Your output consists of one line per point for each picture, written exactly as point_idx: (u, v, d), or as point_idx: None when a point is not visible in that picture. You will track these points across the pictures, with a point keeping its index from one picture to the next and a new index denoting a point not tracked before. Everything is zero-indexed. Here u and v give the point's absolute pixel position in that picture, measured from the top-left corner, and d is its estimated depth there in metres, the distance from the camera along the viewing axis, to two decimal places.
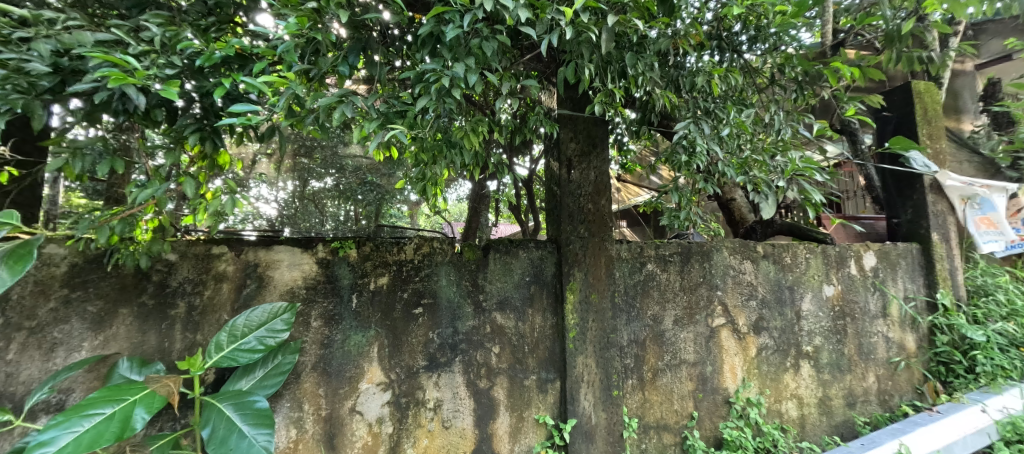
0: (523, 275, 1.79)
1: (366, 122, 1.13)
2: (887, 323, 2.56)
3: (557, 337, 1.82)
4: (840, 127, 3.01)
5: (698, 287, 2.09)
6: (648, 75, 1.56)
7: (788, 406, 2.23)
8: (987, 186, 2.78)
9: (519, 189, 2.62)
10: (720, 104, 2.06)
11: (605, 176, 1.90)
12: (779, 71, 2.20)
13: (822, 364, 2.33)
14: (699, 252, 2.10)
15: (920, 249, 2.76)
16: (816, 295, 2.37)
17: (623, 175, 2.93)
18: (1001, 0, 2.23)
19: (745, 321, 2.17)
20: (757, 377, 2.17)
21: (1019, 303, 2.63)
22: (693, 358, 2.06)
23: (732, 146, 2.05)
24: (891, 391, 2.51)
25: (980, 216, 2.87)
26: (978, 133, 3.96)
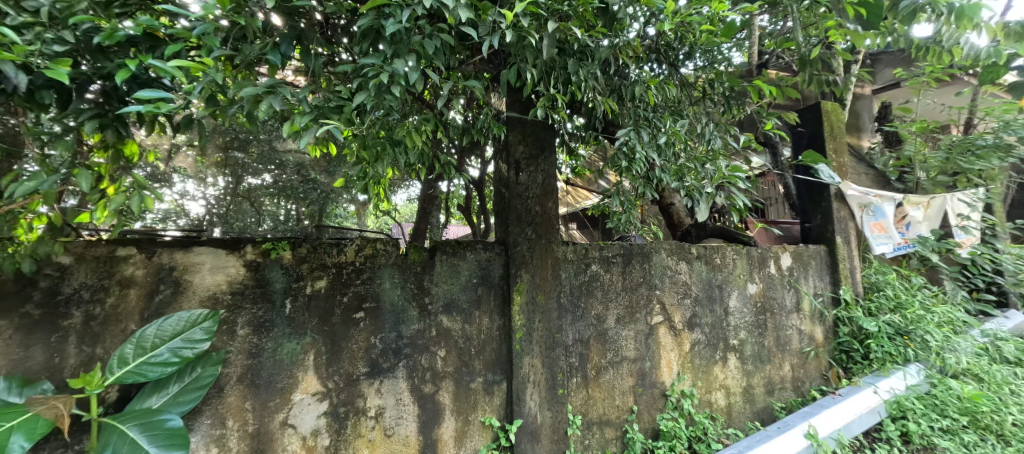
0: (470, 276, 1.77)
1: (297, 116, 1.06)
2: (800, 317, 2.84)
3: (503, 339, 1.83)
4: (764, 140, 3.30)
5: (639, 287, 2.19)
6: (589, 82, 1.61)
7: (717, 396, 2.39)
8: (879, 196, 3.19)
9: (469, 191, 2.60)
10: (658, 114, 2.18)
11: (552, 179, 1.95)
12: (711, 86, 2.38)
13: (746, 356, 2.54)
14: (640, 254, 2.20)
15: (827, 250, 3.08)
16: (741, 293, 2.57)
17: (572, 179, 3.00)
18: (891, 35, 2.57)
19: (680, 318, 2.31)
20: (690, 370, 2.32)
21: (902, 297, 3.03)
22: (633, 355, 2.15)
23: (669, 154, 2.17)
24: (803, 378, 2.78)
25: (874, 222, 3.25)
26: (873, 150, 4.52)
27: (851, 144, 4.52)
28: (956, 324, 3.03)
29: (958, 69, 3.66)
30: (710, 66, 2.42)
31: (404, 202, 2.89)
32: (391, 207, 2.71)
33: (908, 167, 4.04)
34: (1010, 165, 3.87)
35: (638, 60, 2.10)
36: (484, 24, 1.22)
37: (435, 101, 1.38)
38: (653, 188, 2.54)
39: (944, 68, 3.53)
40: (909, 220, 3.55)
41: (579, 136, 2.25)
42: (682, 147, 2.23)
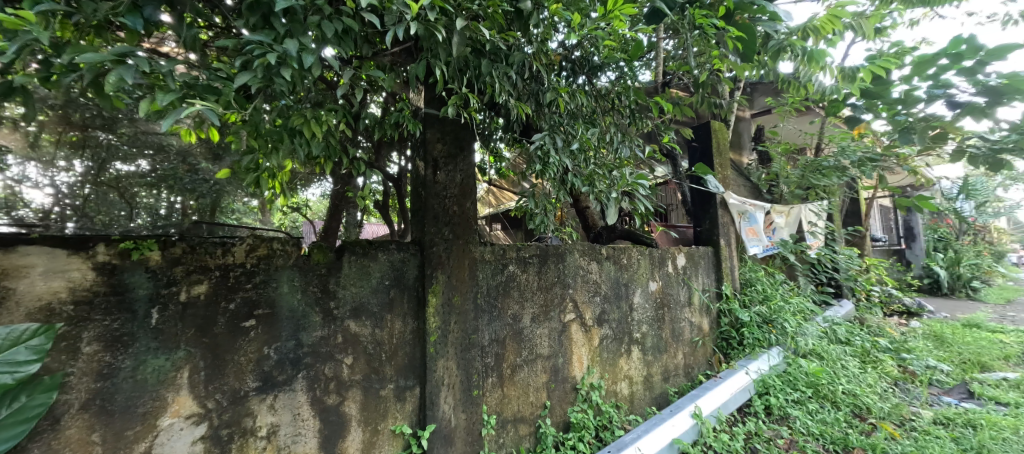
0: (381, 278, 1.68)
1: (159, 93, 0.91)
2: (691, 310, 3.18)
3: (417, 342, 1.76)
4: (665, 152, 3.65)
5: (553, 286, 2.26)
6: (503, 84, 1.62)
7: (622, 386, 2.57)
8: (752, 204, 3.74)
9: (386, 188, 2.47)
10: (570, 121, 2.29)
11: (471, 179, 1.93)
12: (618, 99, 2.56)
13: (647, 347, 2.76)
14: (554, 254, 2.27)
15: (713, 251, 3.49)
16: (644, 290, 2.80)
17: (495, 180, 3.01)
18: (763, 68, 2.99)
19: (591, 315, 2.44)
20: (598, 364, 2.46)
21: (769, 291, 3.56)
22: (547, 352, 2.22)
23: (581, 159, 2.29)
24: (693, 365, 3.12)
25: (748, 227, 3.79)
26: (751, 166, 5.23)
27: (734, 160, 5.19)
28: (806, 312, 3.63)
29: (811, 102, 4.40)
30: (621, 80, 2.60)
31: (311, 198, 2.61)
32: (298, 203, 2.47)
33: (776, 182, 4.75)
34: (844, 182, 4.75)
35: (553, 69, 2.19)
36: (391, 14, 1.17)
37: (336, 91, 1.29)
38: (569, 191, 2.65)
39: (801, 100, 4.22)
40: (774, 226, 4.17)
41: (499, 138, 2.26)
42: (593, 154, 2.36)
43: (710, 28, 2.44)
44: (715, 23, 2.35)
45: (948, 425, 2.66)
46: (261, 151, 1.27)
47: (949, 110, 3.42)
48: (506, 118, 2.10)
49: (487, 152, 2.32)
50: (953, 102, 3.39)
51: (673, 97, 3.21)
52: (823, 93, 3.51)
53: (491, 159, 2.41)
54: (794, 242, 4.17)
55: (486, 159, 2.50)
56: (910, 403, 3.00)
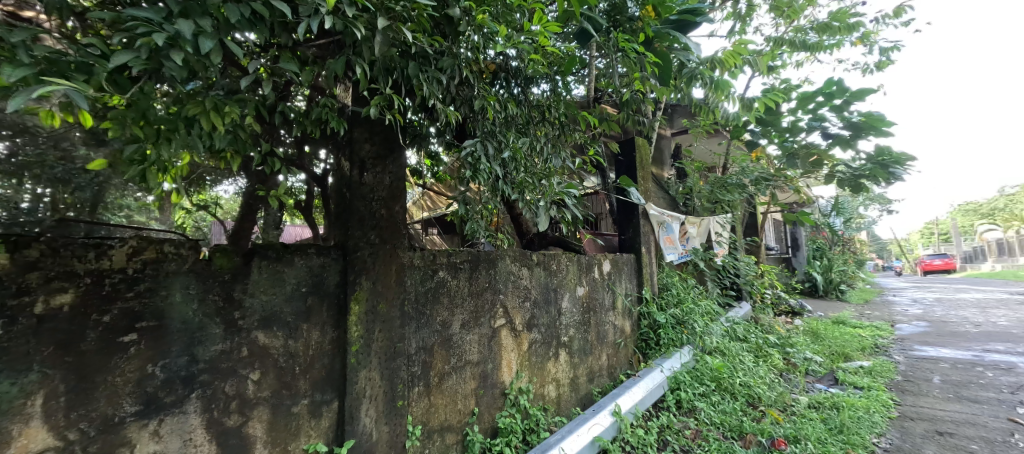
0: (297, 285, 1.55)
1: (3, 67, 0.77)
2: (615, 314, 3.36)
3: (336, 353, 1.65)
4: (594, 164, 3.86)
5: (484, 292, 2.26)
6: (432, 88, 1.61)
7: (549, 389, 2.64)
8: (670, 215, 4.09)
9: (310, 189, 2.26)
10: (503, 129, 2.33)
11: (400, 182, 1.87)
12: (551, 111, 2.66)
13: (574, 350, 2.87)
14: (486, 260, 2.27)
15: (635, 258, 3.74)
16: (572, 295, 2.91)
17: (435, 185, 2.95)
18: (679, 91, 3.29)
19: (520, 320, 2.47)
20: (527, 368, 2.49)
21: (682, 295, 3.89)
22: (476, 358, 2.20)
23: (512, 167, 2.33)
24: (615, 365, 3.29)
25: (666, 236, 4.13)
26: (670, 180, 5.54)
27: (655, 174, 5.49)
28: (712, 313, 4.01)
29: (718, 125, 4.92)
30: (553, 94, 2.70)
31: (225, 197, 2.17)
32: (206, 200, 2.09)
33: (690, 196, 5.21)
34: (745, 198, 5.36)
35: (487, 78, 2.22)
36: (308, 4, 1.11)
37: (243, 80, 1.18)
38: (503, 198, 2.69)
39: (710, 123, 4.71)
40: (688, 235, 4.60)
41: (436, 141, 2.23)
42: (525, 162, 2.42)
43: (632, 52, 2.64)
44: (636, 48, 2.56)
45: (819, 408, 3.08)
46: (150, 141, 1.12)
47: (823, 140, 4.03)
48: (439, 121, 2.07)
49: (417, 169, 2.29)
50: (826, 134, 4.00)
51: (602, 113, 3.41)
52: (728, 119, 3.98)
53: (423, 175, 2.40)
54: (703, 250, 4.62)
55: (419, 172, 2.48)
56: (792, 390, 3.44)
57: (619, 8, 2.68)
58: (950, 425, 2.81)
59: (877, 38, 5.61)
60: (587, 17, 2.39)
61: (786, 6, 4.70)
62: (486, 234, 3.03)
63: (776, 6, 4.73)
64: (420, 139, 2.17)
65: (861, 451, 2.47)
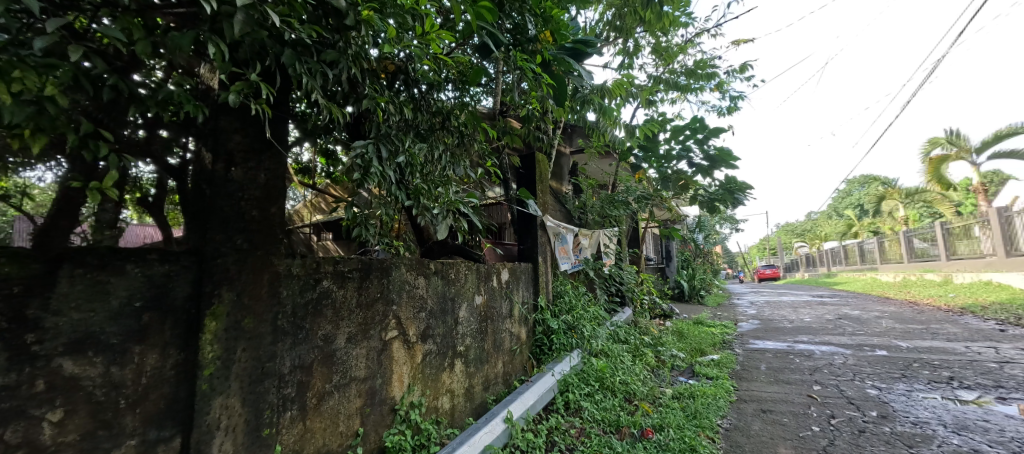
0: (129, 299, 1.27)
1: None
2: (511, 321, 3.45)
3: (182, 379, 1.39)
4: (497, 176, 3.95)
5: (375, 303, 2.12)
6: (314, 82, 1.47)
7: (443, 401, 2.57)
8: (564, 227, 4.50)
9: (166, 182, 1.43)
10: (400, 133, 2.23)
11: (277, 180, 1.66)
12: (449, 119, 2.60)
13: (470, 359, 2.85)
14: (378, 268, 2.14)
15: (532, 267, 3.92)
16: (469, 304, 2.90)
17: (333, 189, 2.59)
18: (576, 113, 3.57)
19: (414, 331, 2.37)
20: (420, 381, 2.39)
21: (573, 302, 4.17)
22: (363, 374, 2.04)
23: (407, 173, 2.25)
24: (510, 372, 3.36)
25: (560, 246, 4.49)
26: (567, 195, 5.77)
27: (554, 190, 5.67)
28: (599, 318, 4.36)
29: (608, 147, 5.43)
30: (458, 103, 2.71)
31: (42, 184, 1.16)
32: (6, 190, 1.11)
33: (584, 210, 5.64)
34: (628, 214, 5.99)
35: (383, 79, 2.13)
36: None
37: (41, 40, 0.96)
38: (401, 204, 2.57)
39: (602, 145, 5.18)
40: (581, 246, 5.02)
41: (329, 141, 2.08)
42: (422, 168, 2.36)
43: (530, 71, 2.76)
44: (535, 69, 2.69)
45: (680, 398, 3.52)
46: None
47: (688, 168, 4.70)
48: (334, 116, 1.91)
49: (307, 169, 2.12)
50: (691, 163, 4.68)
51: (505, 127, 3.51)
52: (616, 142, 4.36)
53: (313, 176, 2.24)
54: (592, 260, 5.15)
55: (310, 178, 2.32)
56: (661, 384, 3.89)
57: (520, 29, 2.65)
58: (771, 403, 3.44)
59: (728, 87, 6.76)
60: (489, 33, 2.44)
61: (663, 50, 5.42)
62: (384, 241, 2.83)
63: (655, 49, 5.43)
64: (309, 134, 1.97)
65: (709, 432, 2.88)
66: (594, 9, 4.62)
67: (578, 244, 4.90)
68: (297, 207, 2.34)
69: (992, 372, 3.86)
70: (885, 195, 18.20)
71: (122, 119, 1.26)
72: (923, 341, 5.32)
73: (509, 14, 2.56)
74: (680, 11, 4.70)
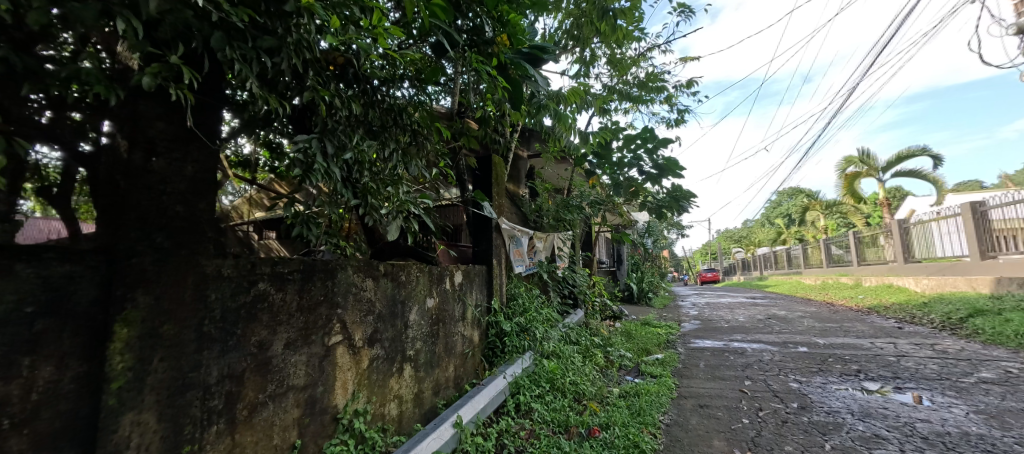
0: (21, 303, 1.11)
1: None
2: (464, 324, 3.41)
3: (85, 394, 1.24)
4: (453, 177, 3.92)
5: (318, 306, 2.01)
6: (248, 69, 1.38)
7: (390, 407, 2.48)
8: (518, 230, 4.53)
9: (75, 170, 1.26)
10: (347, 129, 2.14)
11: (206, 173, 1.54)
12: (402, 116, 2.52)
13: (419, 364, 2.77)
14: (323, 269, 2.03)
15: (485, 269, 3.92)
16: (420, 307, 2.83)
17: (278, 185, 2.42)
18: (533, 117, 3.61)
19: (361, 336, 2.28)
20: (365, 387, 2.29)
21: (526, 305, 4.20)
22: (302, 382, 1.92)
23: (354, 171, 2.15)
24: (462, 375, 3.32)
25: (515, 249, 4.52)
26: (524, 199, 5.83)
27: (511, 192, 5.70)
28: (551, 320, 4.43)
29: (564, 153, 5.55)
30: (414, 101, 2.64)
31: None
32: None
33: (540, 214, 5.72)
34: (582, 218, 6.16)
35: (332, 71, 2.03)
36: None
37: None
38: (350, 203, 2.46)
39: (557, 150, 5.29)
40: (535, 249, 5.09)
41: (275, 132, 1.97)
42: (371, 166, 2.27)
43: (486, 74, 2.76)
44: (490, 71, 2.68)
45: (626, 397, 3.64)
46: None
47: (638, 175, 4.90)
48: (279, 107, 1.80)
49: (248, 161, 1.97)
50: (641, 171, 4.88)
51: (462, 128, 3.47)
52: (569, 146, 4.46)
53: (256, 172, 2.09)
54: (546, 262, 5.23)
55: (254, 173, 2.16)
56: (608, 384, 4.01)
57: (477, 31, 2.64)
58: (708, 398, 3.65)
59: (676, 100, 7.12)
60: (444, 31, 2.40)
61: (617, 61, 5.62)
62: (329, 241, 2.61)
63: (611, 60, 5.62)
64: (252, 126, 1.85)
65: (652, 428, 3.00)
66: (552, 16, 4.70)
67: (532, 247, 4.96)
68: (236, 202, 2.18)
69: (891, 364, 4.35)
70: (809, 206, 20.05)
71: (19, 97, 1.11)
72: (838, 338, 5.89)
73: (465, 14, 2.54)
74: (634, 25, 4.90)
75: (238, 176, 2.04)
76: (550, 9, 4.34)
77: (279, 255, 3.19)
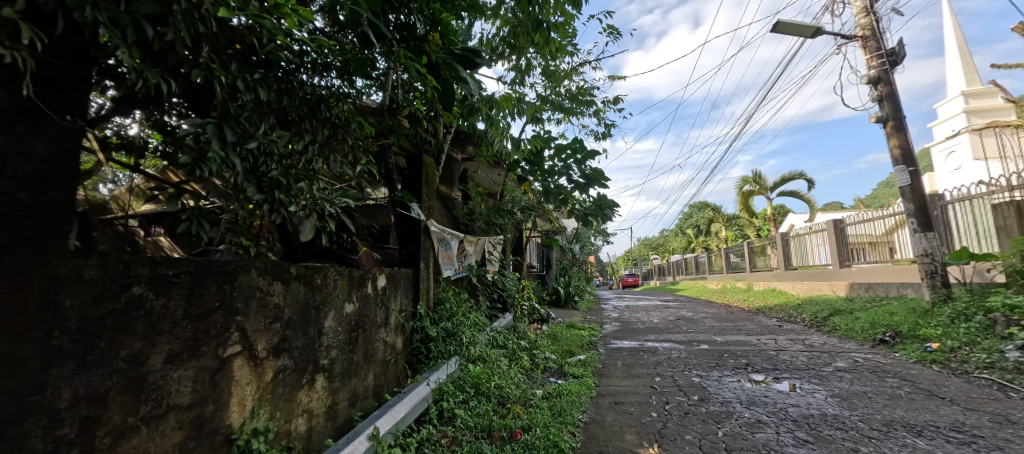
0: None
1: None
2: (386, 330, 3.26)
3: None
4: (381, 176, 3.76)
5: (212, 313, 1.78)
6: (120, 35, 1.19)
7: (298, 423, 2.27)
8: (448, 233, 4.47)
9: None
10: (253, 116, 1.93)
11: (64, 156, 1.30)
12: (321, 108, 2.34)
13: (334, 374, 2.58)
14: (220, 272, 1.81)
15: (412, 273, 3.80)
16: (338, 312, 2.64)
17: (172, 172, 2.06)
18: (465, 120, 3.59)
19: (264, 346, 2.06)
20: (267, 403, 2.07)
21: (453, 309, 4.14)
22: (188, 400, 1.68)
23: (259, 162, 1.94)
24: (382, 384, 3.15)
25: (444, 253, 4.44)
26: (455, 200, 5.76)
27: (442, 194, 5.60)
28: (478, 324, 4.41)
29: (497, 158, 5.59)
30: (338, 92, 2.48)
31: None
32: None
33: (471, 217, 5.69)
34: (512, 223, 6.24)
35: (238, 52, 1.85)
36: None
37: None
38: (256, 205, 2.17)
39: (490, 155, 5.32)
40: (465, 253, 5.04)
41: (169, 113, 1.71)
42: (282, 159, 2.08)
43: (416, 72, 2.68)
44: (421, 69, 2.60)
45: (549, 398, 3.73)
46: None
47: (567, 183, 5.09)
48: (169, 84, 1.58)
49: (136, 142, 1.66)
50: (570, 179, 5.08)
51: (392, 125, 3.34)
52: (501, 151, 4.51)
53: (155, 158, 1.76)
54: (475, 266, 5.22)
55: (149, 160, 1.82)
56: (533, 386, 4.08)
57: (408, 27, 2.56)
58: (623, 396, 3.87)
59: (604, 115, 7.54)
60: (371, 23, 2.29)
61: (550, 72, 5.80)
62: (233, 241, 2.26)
63: (545, 71, 5.79)
64: (136, 104, 1.59)
65: (571, 427, 3.10)
66: (490, 22, 4.73)
67: (462, 251, 4.92)
68: (120, 193, 1.83)
69: (773, 358, 4.99)
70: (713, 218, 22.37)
71: None
72: (733, 336, 6.62)
73: (396, 9, 2.45)
74: (567, 40, 5.10)
75: (122, 160, 1.70)
76: (487, 15, 4.35)
77: (174, 254, 2.74)
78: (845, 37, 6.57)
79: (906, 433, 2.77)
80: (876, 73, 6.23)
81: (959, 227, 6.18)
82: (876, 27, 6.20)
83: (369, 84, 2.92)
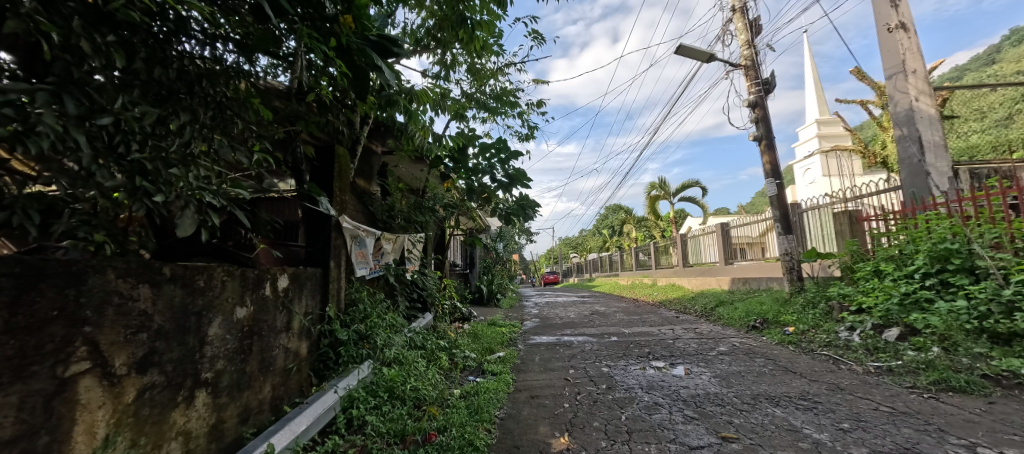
0: None
1: None
2: (288, 336, 2.96)
3: None
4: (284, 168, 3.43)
5: (49, 325, 1.46)
6: None
7: (172, 447, 1.95)
8: (363, 230, 4.23)
9: None
10: (109, 87, 1.62)
11: None
12: (204, 84, 2.05)
13: (220, 388, 2.28)
14: (61, 274, 1.49)
15: (321, 272, 3.53)
16: (226, 318, 2.33)
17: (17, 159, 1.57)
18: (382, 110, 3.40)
19: (125, 360, 1.74)
20: (129, 427, 1.76)
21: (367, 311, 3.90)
22: (9, 433, 1.35)
23: (116, 143, 1.63)
24: (282, 396, 2.86)
25: (358, 251, 4.19)
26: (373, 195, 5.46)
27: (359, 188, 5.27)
28: (395, 326, 4.22)
29: (419, 154, 5.43)
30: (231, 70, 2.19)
31: None
32: None
33: (391, 213, 5.44)
34: (433, 220, 6.09)
35: (85, 7, 1.52)
36: None
37: None
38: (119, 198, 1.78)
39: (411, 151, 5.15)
40: (382, 251, 4.81)
41: None
42: (150, 140, 1.78)
43: (325, 55, 2.46)
44: (329, 53, 2.39)
45: (466, 397, 3.69)
46: None
47: (490, 182, 5.10)
48: None
49: None
50: (492, 178, 5.10)
51: (299, 111, 3.05)
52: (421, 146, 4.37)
53: None
54: (393, 265, 5.00)
55: None
56: (451, 385, 4.00)
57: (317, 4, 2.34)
58: (538, 389, 3.99)
59: (528, 118, 7.71)
60: None
61: (475, 71, 5.77)
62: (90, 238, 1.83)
63: (471, 69, 5.73)
64: None
65: (487, 424, 3.09)
66: (415, 12, 4.55)
67: (378, 249, 4.68)
68: None
69: (671, 345, 5.53)
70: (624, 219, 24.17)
71: None
72: (639, 328, 7.21)
73: None
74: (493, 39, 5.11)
75: None
76: (409, 4, 4.19)
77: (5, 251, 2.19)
78: (733, 64, 7.51)
79: (768, 404, 3.25)
80: (754, 97, 7.22)
81: (812, 231, 7.42)
82: (755, 58, 7.18)
83: (274, 63, 2.62)
